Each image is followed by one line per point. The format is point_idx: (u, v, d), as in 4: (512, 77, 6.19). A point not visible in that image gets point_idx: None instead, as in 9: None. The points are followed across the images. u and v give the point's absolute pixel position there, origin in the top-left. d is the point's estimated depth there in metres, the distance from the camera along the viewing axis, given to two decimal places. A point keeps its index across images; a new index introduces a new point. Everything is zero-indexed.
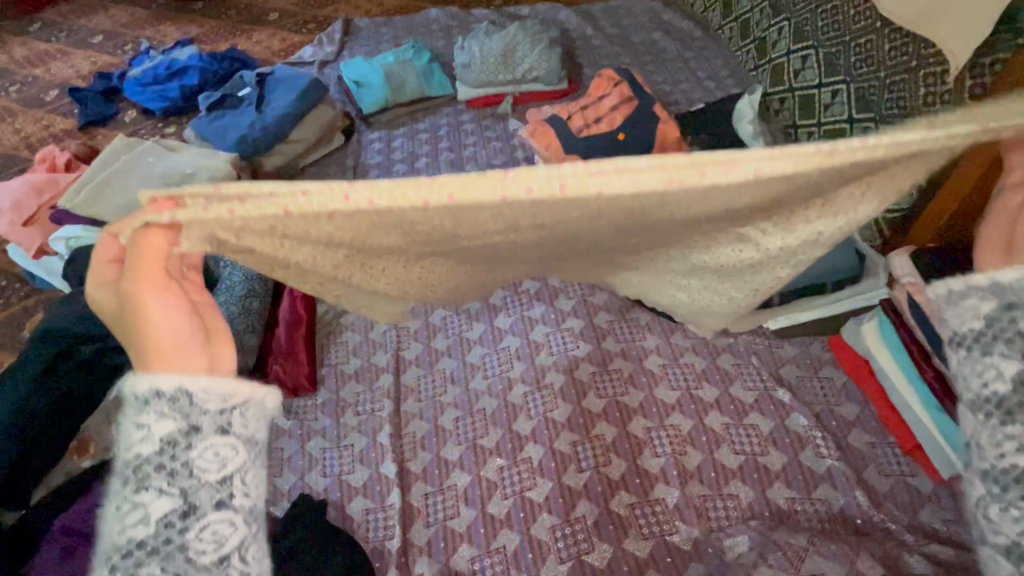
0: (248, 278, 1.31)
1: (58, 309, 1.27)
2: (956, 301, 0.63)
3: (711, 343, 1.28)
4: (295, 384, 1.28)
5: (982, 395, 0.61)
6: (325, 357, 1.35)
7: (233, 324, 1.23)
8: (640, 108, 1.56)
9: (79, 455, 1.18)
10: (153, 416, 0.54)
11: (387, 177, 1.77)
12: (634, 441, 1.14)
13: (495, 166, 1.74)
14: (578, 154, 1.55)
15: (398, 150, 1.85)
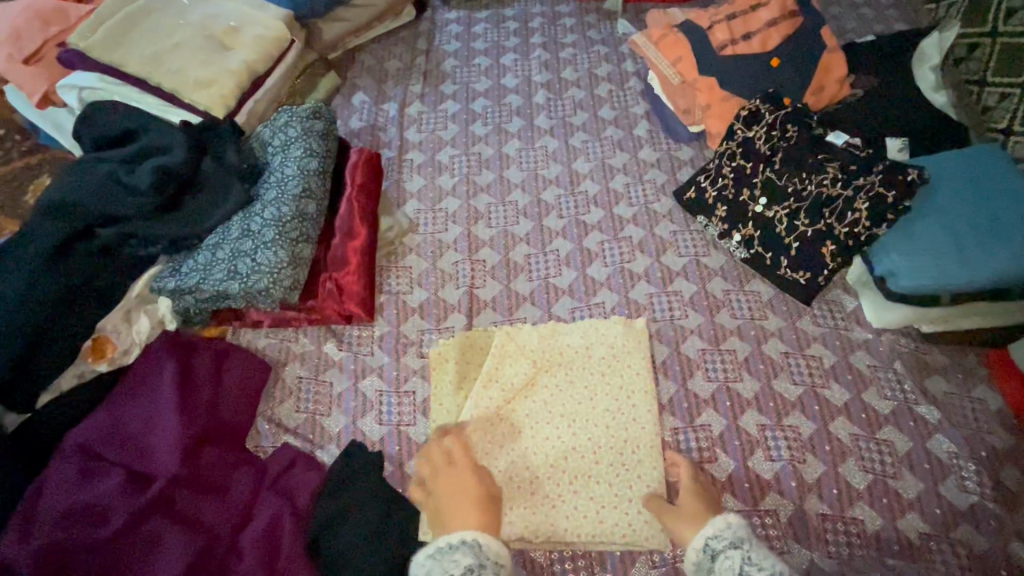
0: (303, 174, 1.06)
1: (67, 175, 1.03)
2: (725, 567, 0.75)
3: (846, 335, 1.08)
4: (351, 309, 1.08)
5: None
6: (385, 279, 1.15)
7: (286, 228, 1.00)
8: (803, 30, 1.24)
9: (94, 359, 0.98)
10: (460, 558, 0.74)
11: (465, 70, 1.45)
12: (744, 437, 0.99)
13: (598, 78, 1.44)
14: (716, 77, 1.25)
15: (481, 37, 1.52)
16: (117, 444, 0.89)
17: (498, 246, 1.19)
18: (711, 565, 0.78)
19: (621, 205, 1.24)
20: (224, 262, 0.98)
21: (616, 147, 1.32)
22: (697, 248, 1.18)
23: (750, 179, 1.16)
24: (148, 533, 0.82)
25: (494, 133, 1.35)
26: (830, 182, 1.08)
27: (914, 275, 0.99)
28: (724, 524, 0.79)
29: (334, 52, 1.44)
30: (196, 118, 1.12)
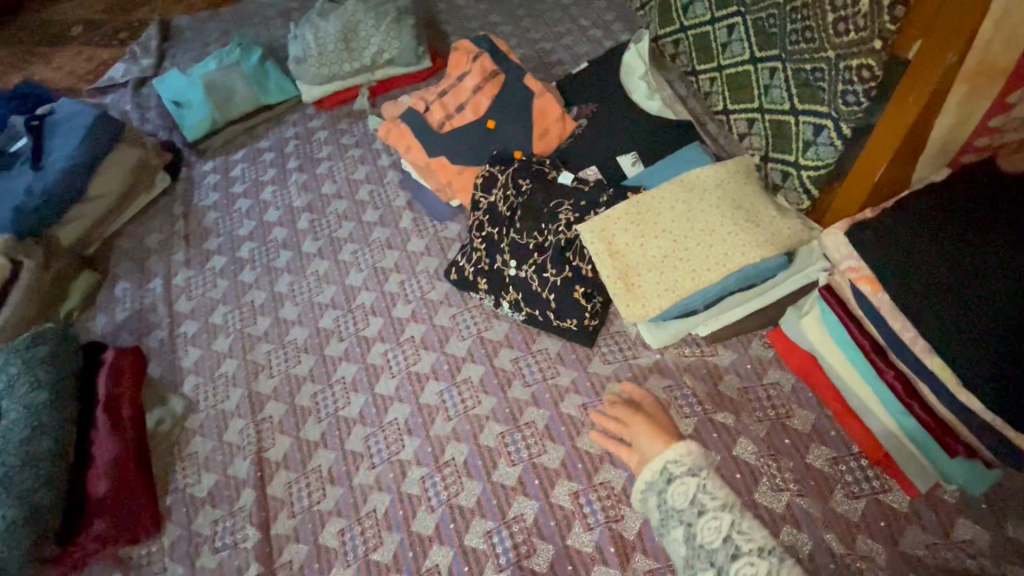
0: (30, 411, 0.99)
1: None
2: (669, 490, 0.83)
3: (635, 364, 1.07)
4: (132, 529, 0.99)
5: (673, 503, 0.82)
6: (171, 473, 1.08)
7: (15, 481, 0.92)
8: (508, 84, 1.27)
9: None
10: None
11: (227, 218, 1.44)
12: (560, 513, 0.94)
13: (356, 181, 1.44)
14: (445, 154, 1.25)
15: (239, 180, 1.51)
16: None
17: (283, 392, 1.14)
18: (664, 485, 0.84)
19: (399, 305, 1.22)
20: None
21: (385, 248, 1.31)
22: (478, 325, 1.16)
23: (499, 245, 1.15)
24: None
25: (263, 275, 1.32)
26: (565, 226, 1.09)
27: (660, 290, 0.97)
28: (686, 450, 0.85)
29: (86, 248, 1.39)
30: None
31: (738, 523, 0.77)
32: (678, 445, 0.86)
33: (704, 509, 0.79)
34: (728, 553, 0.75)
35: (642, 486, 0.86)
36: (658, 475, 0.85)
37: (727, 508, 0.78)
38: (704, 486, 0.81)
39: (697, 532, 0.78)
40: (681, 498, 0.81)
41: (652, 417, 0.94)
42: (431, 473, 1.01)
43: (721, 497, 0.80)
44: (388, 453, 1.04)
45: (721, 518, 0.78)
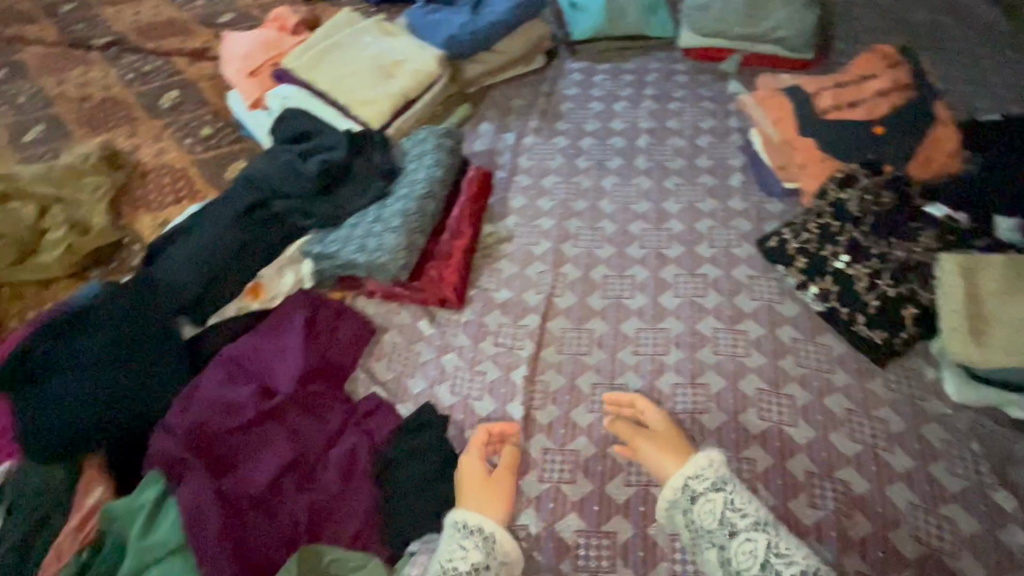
0: (432, 177, 1.32)
1: (263, 159, 1.36)
2: (699, 506, 0.95)
3: (919, 406, 1.06)
4: (445, 294, 1.27)
5: (710, 525, 0.93)
6: (481, 274, 1.33)
7: (410, 217, 1.25)
8: (913, 102, 1.28)
9: (253, 299, 1.24)
10: (467, 551, 0.92)
11: (580, 111, 1.65)
12: (790, 479, 1.00)
13: (700, 130, 1.55)
14: (816, 139, 1.31)
15: (597, 86, 1.71)
16: (252, 372, 1.13)
17: (582, 261, 1.33)
18: (688, 505, 0.96)
19: (702, 244, 1.32)
20: (358, 238, 1.25)
21: (707, 193, 1.41)
22: (772, 295, 1.22)
23: (836, 237, 1.20)
24: (263, 433, 1.06)
25: (595, 168, 1.51)
26: (921, 249, 1.14)
27: (1005, 350, 1.00)
28: (708, 465, 0.97)
29: (470, 87, 1.70)
30: (359, 127, 1.44)
31: (775, 546, 0.89)
32: (698, 459, 0.98)
33: (736, 529, 0.92)
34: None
35: (672, 497, 0.97)
36: (679, 493, 0.97)
37: (758, 528, 0.91)
38: (732, 505, 0.93)
39: (745, 553, 0.90)
40: (710, 517, 0.93)
41: (659, 437, 1.03)
42: (683, 385, 1.13)
43: (753, 514, 0.93)
44: (652, 349, 1.18)
45: (754, 540, 0.90)
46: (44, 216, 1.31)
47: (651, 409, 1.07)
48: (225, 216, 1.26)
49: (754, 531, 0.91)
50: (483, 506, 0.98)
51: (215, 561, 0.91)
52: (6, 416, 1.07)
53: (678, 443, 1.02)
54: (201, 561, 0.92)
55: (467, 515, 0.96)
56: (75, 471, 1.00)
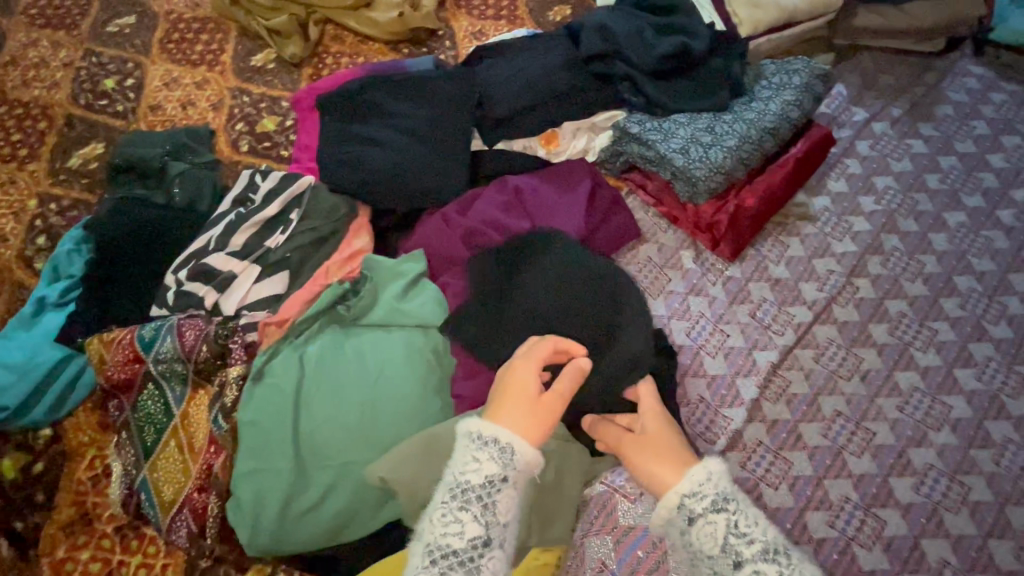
0: (781, 116, 1.26)
1: (613, 12, 1.41)
2: (696, 524, 0.72)
3: None
4: (720, 238, 1.27)
5: (719, 549, 0.70)
6: (757, 245, 1.30)
7: (743, 147, 1.22)
8: None
9: (545, 146, 1.38)
10: (480, 468, 0.82)
11: (879, 110, 1.50)
12: (916, 553, 0.99)
13: (1009, 195, 1.37)
14: None
15: (923, 87, 1.54)
16: (542, 199, 1.25)
17: (802, 257, 1.29)
18: (686, 526, 0.74)
19: (951, 300, 1.24)
20: (682, 137, 1.25)
21: (987, 252, 1.30)
22: (1004, 386, 1.14)
23: None
24: (527, 271, 1.16)
25: (863, 176, 1.40)
26: None
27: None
28: (703, 480, 0.74)
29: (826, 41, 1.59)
30: (721, 27, 1.38)
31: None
32: (698, 466, 0.76)
33: (740, 559, 0.68)
34: None
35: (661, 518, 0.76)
36: (674, 513, 0.75)
37: (768, 558, 0.68)
38: (734, 527, 0.70)
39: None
40: (707, 540, 0.70)
41: (645, 437, 0.85)
42: (847, 418, 1.11)
43: (763, 541, 0.69)
44: (833, 368, 1.16)
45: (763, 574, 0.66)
46: (389, 50, 1.70)
47: (641, 405, 0.91)
48: (562, 55, 1.37)
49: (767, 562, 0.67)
50: (514, 425, 0.85)
51: (461, 343, 1.03)
52: (312, 138, 1.37)
53: (678, 450, 0.82)
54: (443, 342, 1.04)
55: (483, 429, 0.85)
56: (353, 215, 1.23)
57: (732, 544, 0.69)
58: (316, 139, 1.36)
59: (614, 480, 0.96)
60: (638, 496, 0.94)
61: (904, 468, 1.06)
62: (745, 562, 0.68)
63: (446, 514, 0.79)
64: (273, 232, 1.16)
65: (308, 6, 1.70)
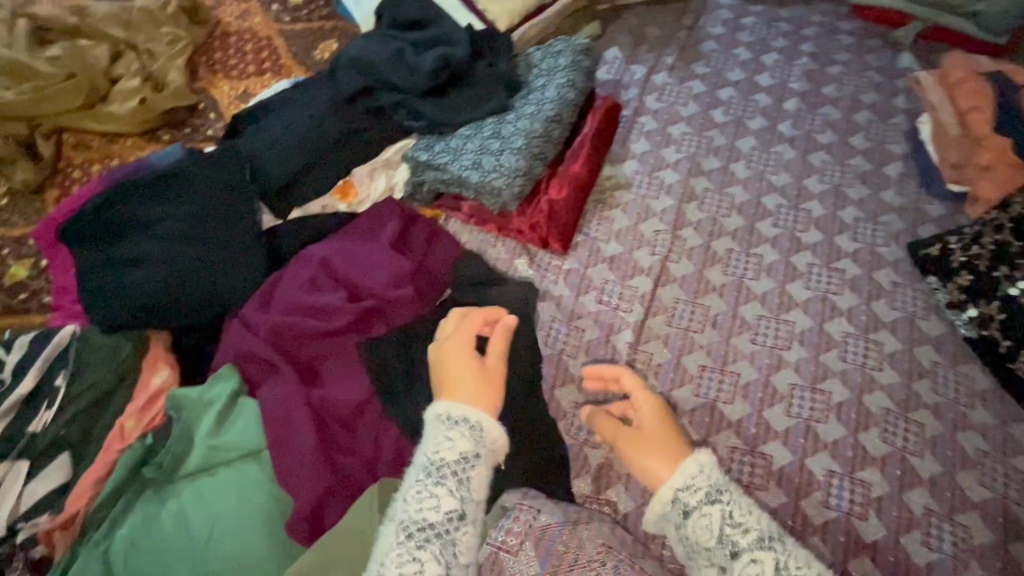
0: (560, 100, 1.24)
1: (367, 40, 1.32)
2: (691, 518, 0.80)
3: (961, 412, 1.08)
4: (547, 236, 1.24)
5: (713, 545, 0.78)
6: (584, 229, 1.29)
7: (532, 142, 1.18)
8: None
9: (342, 199, 1.26)
10: (454, 441, 0.82)
11: (656, 62, 1.54)
12: (804, 476, 1.03)
13: (784, 109, 1.47)
14: (1010, 141, 1.23)
15: (687, 29, 1.61)
16: (349, 259, 1.13)
17: (629, 227, 1.29)
18: (681, 520, 0.82)
19: (765, 222, 1.30)
20: (471, 151, 1.19)
21: (782, 166, 1.38)
22: (830, 286, 1.22)
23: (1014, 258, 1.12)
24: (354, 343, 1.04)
25: (659, 129, 1.43)
26: None
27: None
28: (698, 474, 0.83)
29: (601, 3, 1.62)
30: (479, 26, 1.35)
31: (783, 568, 0.74)
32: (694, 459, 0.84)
33: (738, 550, 0.76)
34: None
35: (656, 511, 0.84)
36: (669, 506, 0.83)
37: (764, 545, 0.76)
38: (729, 517, 0.79)
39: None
40: (703, 532, 0.79)
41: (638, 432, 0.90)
42: (712, 369, 1.13)
43: (755, 529, 0.78)
44: (685, 326, 1.18)
45: (760, 562, 0.74)
46: (147, 140, 1.48)
47: (637, 392, 0.97)
48: (324, 101, 1.26)
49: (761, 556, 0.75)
50: (476, 399, 0.87)
51: (297, 455, 0.89)
52: (67, 276, 1.16)
53: (672, 443, 0.88)
54: (276, 463, 0.90)
55: (452, 407, 0.85)
56: (140, 350, 1.05)
57: (731, 535, 0.77)
58: (74, 276, 1.15)
59: (496, 536, 0.84)
60: (520, 546, 0.83)
61: (772, 396, 1.10)
62: (743, 550, 0.76)
63: (423, 490, 0.79)
64: (37, 411, 0.93)
65: (28, 119, 1.44)
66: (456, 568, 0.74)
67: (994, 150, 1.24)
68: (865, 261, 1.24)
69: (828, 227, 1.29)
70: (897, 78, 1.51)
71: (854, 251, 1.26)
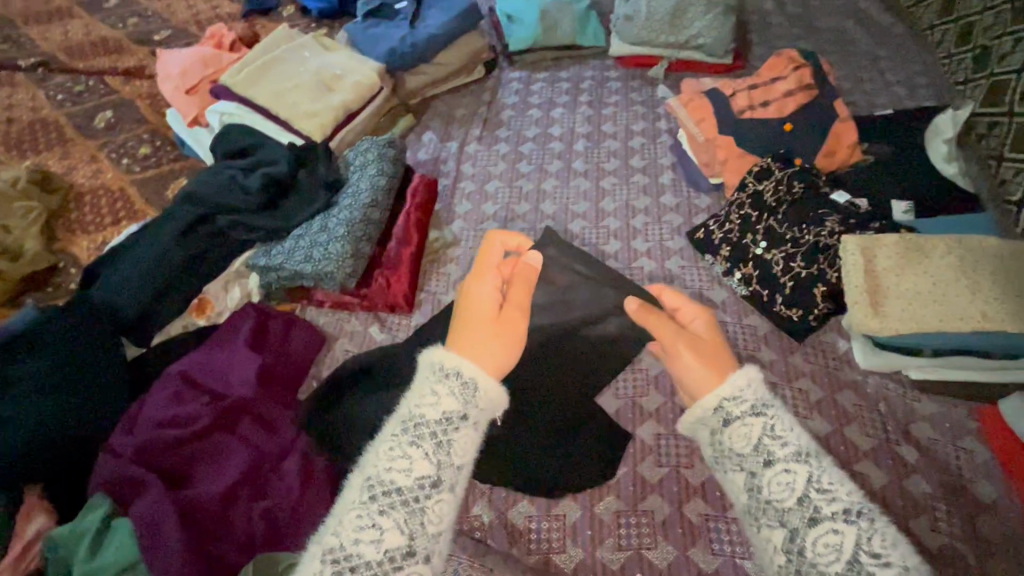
0: (373, 189, 1.45)
1: (201, 175, 1.50)
2: (730, 428, 0.76)
3: (753, 356, 1.29)
4: (394, 302, 1.41)
5: (752, 458, 0.73)
6: (425, 286, 1.47)
7: (354, 228, 1.38)
8: (816, 99, 1.54)
9: (199, 314, 1.40)
10: (441, 395, 0.71)
11: (466, 136, 1.82)
12: (637, 446, 1.20)
13: (575, 150, 1.76)
14: (732, 136, 1.57)
15: (488, 104, 1.92)
16: (210, 367, 1.24)
17: (462, 276, 1.49)
18: (719, 428, 0.77)
19: (575, 244, 1.54)
20: (302, 249, 1.38)
21: (580, 196, 1.65)
22: (634, 282, 1.45)
23: (755, 226, 1.42)
24: (221, 440, 1.14)
25: (477, 189, 1.68)
26: (829, 232, 1.33)
27: (902, 319, 1.16)
28: (748, 385, 0.78)
29: (413, 99, 1.91)
30: (298, 141, 1.58)
31: (817, 483, 0.70)
32: (745, 372, 0.79)
33: (772, 459, 0.72)
34: (803, 515, 0.68)
35: (693, 420, 0.80)
36: (710, 412, 0.78)
37: (800, 458, 0.72)
38: (773, 430, 0.74)
39: (770, 494, 0.71)
40: (741, 441, 0.75)
41: (689, 341, 0.89)
42: None
43: (796, 445, 0.73)
44: None
45: (794, 471, 0.71)
46: (9, 308, 1.56)
47: (686, 307, 0.97)
48: (166, 233, 1.41)
49: (797, 470, 0.71)
50: (478, 358, 0.77)
51: (169, 557, 0.97)
52: None
53: (721, 355, 0.87)
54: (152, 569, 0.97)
55: (447, 357, 0.74)
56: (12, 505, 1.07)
57: (771, 449, 0.73)
58: None
59: None
60: None
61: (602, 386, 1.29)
62: (778, 460, 0.72)
63: (394, 448, 0.68)
64: None
65: None
66: (421, 540, 0.64)
67: (727, 148, 1.57)
68: (657, 255, 1.49)
69: (625, 235, 1.54)
70: (657, 106, 1.86)
71: (648, 249, 1.51)
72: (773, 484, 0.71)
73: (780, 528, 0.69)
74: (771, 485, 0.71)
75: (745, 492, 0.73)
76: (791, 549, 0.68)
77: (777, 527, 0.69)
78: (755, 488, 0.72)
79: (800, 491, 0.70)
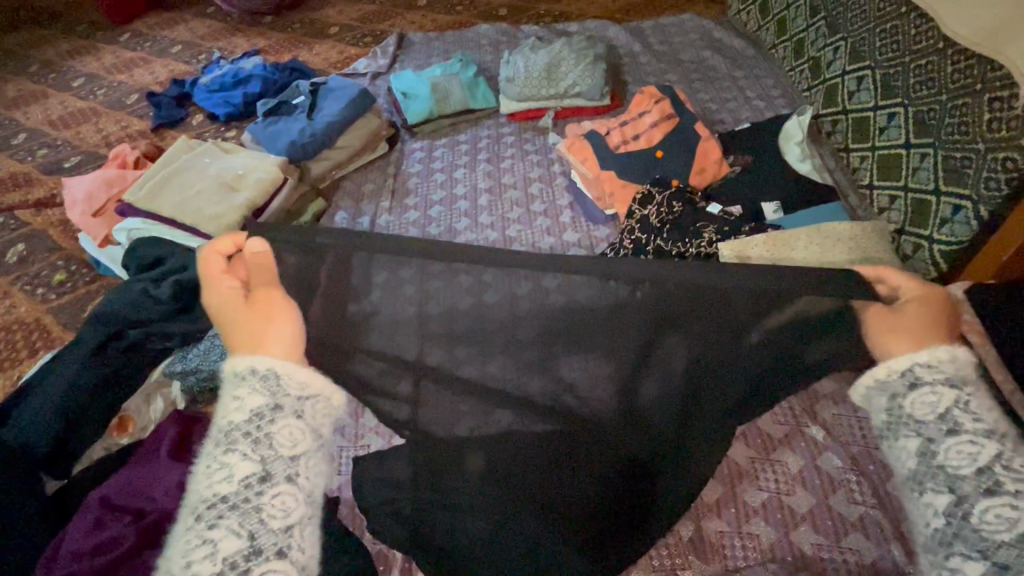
0: None
1: (111, 293, 1.52)
2: (913, 395, 0.73)
3: None
4: None
5: (928, 427, 0.72)
6: None
7: None
8: (679, 126, 1.72)
9: (121, 433, 1.38)
10: (244, 396, 0.72)
11: (375, 209, 1.91)
12: None
13: (479, 205, 1.87)
14: (614, 170, 1.71)
15: (393, 177, 2.02)
16: (130, 486, 1.21)
17: None
18: (904, 390, 0.74)
19: None
20: (218, 348, 1.40)
21: (488, 246, 1.74)
22: None
23: (646, 249, 1.51)
24: (145, 560, 1.11)
25: None
26: (707, 244, 1.46)
27: None
28: (950, 357, 0.74)
29: (321, 183, 1.99)
30: (207, 243, 1.63)
31: (1005, 458, 0.69)
32: (942, 348, 0.74)
33: (957, 429, 0.71)
34: (982, 484, 0.68)
35: (869, 382, 0.77)
36: (897, 375, 0.75)
37: (991, 435, 0.70)
38: (962, 404, 0.72)
39: (955, 464, 0.70)
40: (924, 408, 0.72)
41: (928, 317, 0.76)
42: None
43: (983, 425, 0.71)
44: None
45: (982, 445, 0.70)
46: None
47: (902, 279, 0.79)
48: (77, 357, 1.40)
49: (984, 443, 0.70)
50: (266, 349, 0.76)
51: None
52: None
53: (937, 327, 0.76)
54: None
55: (238, 360, 0.74)
56: None
57: (962, 433, 0.70)
58: None
59: None
60: None
61: None
62: (954, 428, 0.71)
63: (211, 463, 0.70)
64: None
65: None
66: (264, 537, 0.66)
67: (612, 181, 1.70)
68: None
69: None
70: (550, 153, 2.01)
71: None
72: (952, 450, 0.70)
73: (949, 494, 0.69)
74: (949, 453, 0.70)
75: (916, 458, 0.72)
76: (955, 512, 0.68)
77: (942, 493, 0.69)
78: (935, 466, 0.71)
79: (983, 462, 0.69)
